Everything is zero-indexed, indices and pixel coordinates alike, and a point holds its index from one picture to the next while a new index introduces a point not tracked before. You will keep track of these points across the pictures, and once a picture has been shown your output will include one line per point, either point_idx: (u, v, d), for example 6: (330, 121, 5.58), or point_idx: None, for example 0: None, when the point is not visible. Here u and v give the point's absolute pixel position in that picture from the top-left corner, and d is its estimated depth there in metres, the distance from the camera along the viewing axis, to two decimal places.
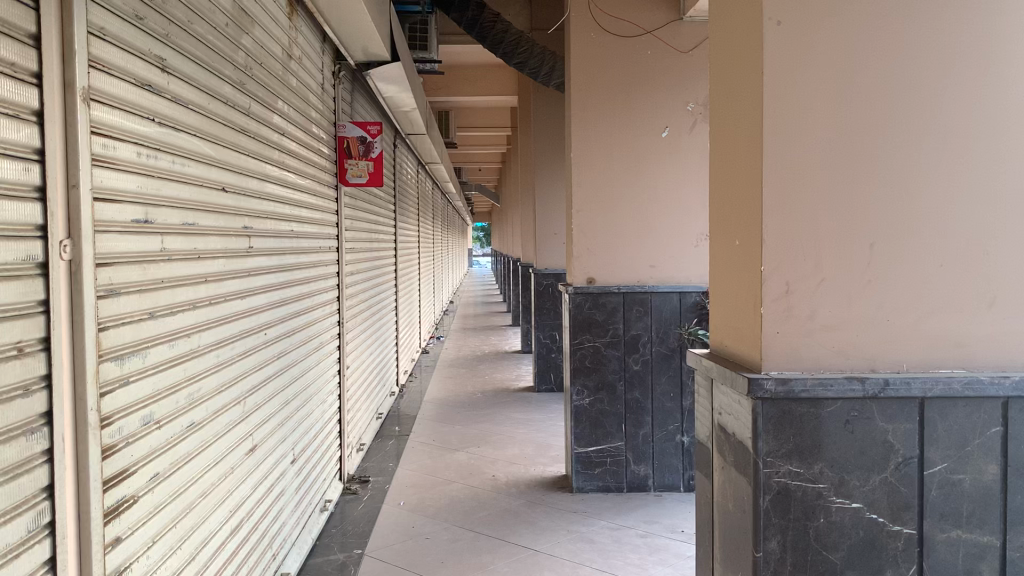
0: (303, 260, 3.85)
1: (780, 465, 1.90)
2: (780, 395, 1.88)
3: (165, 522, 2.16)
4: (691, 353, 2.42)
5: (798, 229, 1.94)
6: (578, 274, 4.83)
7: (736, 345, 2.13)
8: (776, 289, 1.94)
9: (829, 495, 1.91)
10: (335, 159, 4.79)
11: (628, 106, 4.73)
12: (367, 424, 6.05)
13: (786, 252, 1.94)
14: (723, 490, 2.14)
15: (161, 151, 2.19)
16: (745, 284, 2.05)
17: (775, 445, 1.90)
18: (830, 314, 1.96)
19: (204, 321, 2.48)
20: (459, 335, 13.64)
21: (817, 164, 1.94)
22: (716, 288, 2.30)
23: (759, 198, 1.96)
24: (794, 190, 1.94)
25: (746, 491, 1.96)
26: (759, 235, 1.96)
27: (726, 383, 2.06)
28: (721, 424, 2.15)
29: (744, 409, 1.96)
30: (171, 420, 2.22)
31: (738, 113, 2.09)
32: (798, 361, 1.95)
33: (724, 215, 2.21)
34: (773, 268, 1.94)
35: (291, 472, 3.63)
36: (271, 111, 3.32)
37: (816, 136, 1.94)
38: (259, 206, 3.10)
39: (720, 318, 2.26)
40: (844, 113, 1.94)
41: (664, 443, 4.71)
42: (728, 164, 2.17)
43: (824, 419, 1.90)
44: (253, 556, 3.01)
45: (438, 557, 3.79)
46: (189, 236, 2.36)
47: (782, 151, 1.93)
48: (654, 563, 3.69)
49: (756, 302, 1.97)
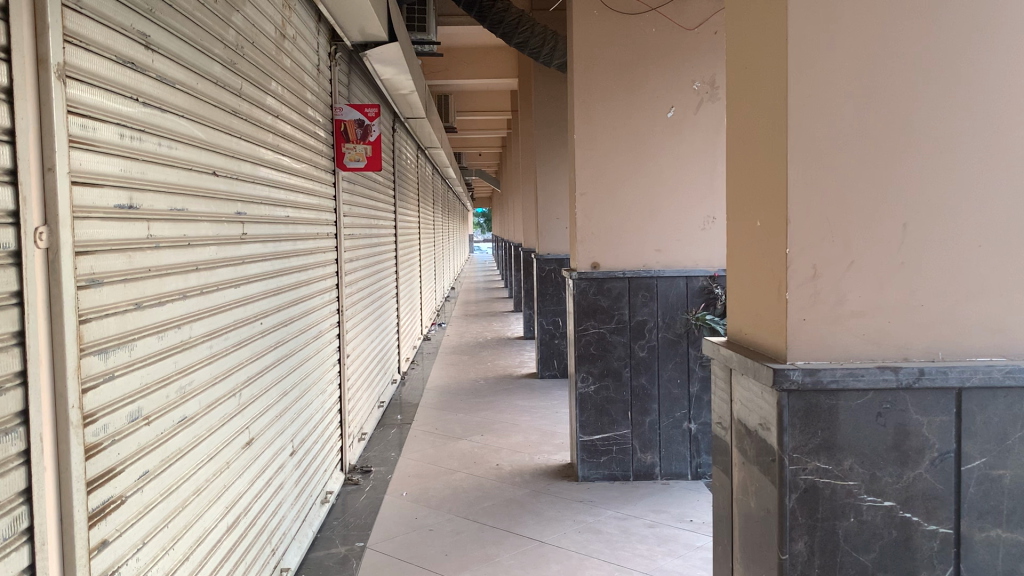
0: (300, 246, 3.74)
1: (807, 462, 1.81)
2: (807, 386, 1.79)
3: (156, 522, 2.07)
4: (707, 341, 2.32)
5: (824, 209, 1.84)
6: (582, 259, 4.69)
7: (757, 333, 2.03)
8: (802, 274, 1.84)
9: (860, 493, 1.81)
10: (332, 143, 4.68)
11: (633, 86, 4.61)
12: (368, 412, 5.96)
13: (811, 235, 1.84)
14: (743, 485, 2.05)
15: (147, 133, 2.08)
16: (767, 268, 1.95)
17: (801, 440, 1.80)
18: (859, 299, 1.86)
19: (195, 311, 2.38)
20: (459, 322, 13.52)
21: (841, 139, 1.83)
22: (734, 273, 2.20)
23: (783, 177, 1.85)
24: (820, 167, 1.83)
25: (770, 490, 1.87)
26: (783, 216, 1.86)
27: (748, 374, 1.95)
28: (741, 418, 2.05)
29: (768, 402, 1.86)
30: (161, 415, 2.12)
31: (760, 87, 1.98)
32: (825, 349, 1.85)
33: (743, 196, 2.10)
34: (798, 251, 1.84)
35: (290, 465, 3.53)
36: (264, 92, 3.21)
37: (842, 110, 1.83)
38: (252, 190, 2.98)
39: (739, 305, 2.16)
40: (871, 85, 1.83)
41: (671, 431, 4.62)
42: (748, 141, 2.06)
43: (854, 412, 1.80)
44: (251, 554, 2.91)
45: (443, 550, 3.70)
46: (178, 222, 2.26)
47: (807, 126, 1.82)
48: (663, 554, 3.59)
49: (780, 288, 1.87)
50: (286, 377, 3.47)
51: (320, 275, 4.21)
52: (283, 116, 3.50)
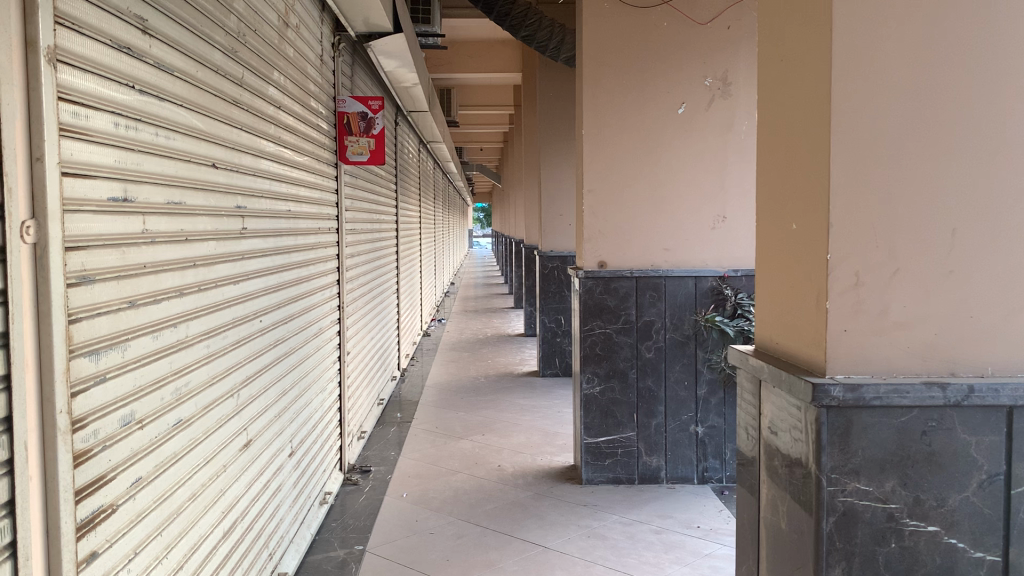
0: (301, 242, 3.64)
1: (846, 483, 1.72)
2: (848, 403, 1.70)
3: (149, 531, 1.97)
4: (734, 349, 2.24)
5: (864, 212, 1.75)
6: (588, 257, 4.60)
7: (792, 343, 1.94)
8: (843, 282, 1.75)
9: (902, 517, 1.73)
10: (334, 136, 4.58)
11: (644, 81, 4.50)
12: (367, 411, 5.86)
13: (854, 240, 1.75)
14: (772, 503, 1.96)
15: (143, 122, 1.98)
16: (805, 275, 1.85)
17: (840, 459, 1.72)
18: (904, 309, 1.77)
19: (192, 309, 2.28)
20: (459, 318, 13.43)
21: (884, 139, 1.74)
22: (766, 278, 2.11)
23: (825, 178, 1.76)
24: (864, 167, 1.74)
25: (805, 511, 1.78)
26: (824, 219, 1.77)
27: (782, 389, 1.87)
28: (772, 433, 1.96)
29: (804, 418, 1.78)
30: (155, 418, 2.02)
31: (799, 82, 1.88)
32: (865, 361, 1.76)
33: (777, 198, 2.00)
34: (840, 256, 1.75)
35: (288, 465, 3.44)
36: (266, 82, 3.11)
37: (888, 108, 1.74)
38: (253, 184, 2.89)
39: (770, 313, 2.07)
40: (917, 81, 1.74)
41: (677, 434, 4.54)
42: (784, 139, 1.96)
43: (899, 430, 1.71)
44: (247, 558, 2.82)
45: (444, 554, 3.61)
46: (175, 215, 2.15)
47: (851, 124, 1.73)
48: (670, 562, 3.50)
49: (820, 297, 1.78)
50: (286, 375, 3.37)
51: (321, 271, 4.11)
52: (285, 107, 3.40)
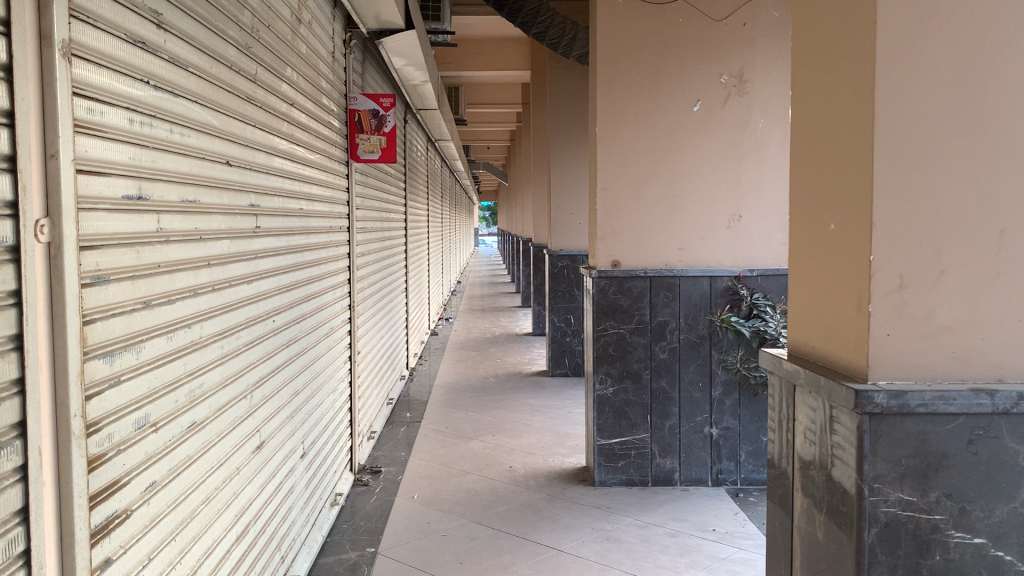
0: (313, 240, 3.60)
1: (889, 493, 1.68)
2: (892, 410, 1.65)
3: (163, 536, 1.93)
4: (771, 353, 2.22)
5: (908, 211, 1.70)
6: (602, 257, 4.55)
7: (829, 347, 1.90)
8: (887, 284, 1.70)
9: (947, 528, 1.68)
10: (346, 134, 4.54)
11: (658, 79, 4.45)
12: (376, 410, 5.83)
13: (898, 241, 1.70)
14: (810, 513, 1.93)
15: (158, 118, 1.94)
16: (845, 277, 1.81)
17: (883, 469, 1.68)
18: (950, 312, 1.72)
19: (207, 310, 2.24)
20: (465, 317, 13.38)
21: (928, 136, 1.69)
22: (801, 280, 2.06)
23: (868, 176, 1.71)
24: (910, 166, 1.69)
25: (845, 521, 1.75)
26: (866, 220, 1.72)
27: (822, 394, 1.83)
28: (810, 439, 1.92)
29: (845, 425, 1.74)
30: (170, 421, 1.98)
31: (839, 79, 1.84)
32: (908, 365, 1.71)
33: (815, 197, 1.96)
34: (884, 258, 1.70)
35: (300, 467, 3.40)
36: (279, 79, 3.07)
37: (935, 105, 1.69)
38: (266, 182, 2.85)
39: (806, 316, 2.02)
40: (965, 77, 1.69)
41: (691, 436, 4.49)
42: (822, 138, 1.92)
43: (945, 438, 1.67)
44: (260, 561, 2.78)
45: (457, 557, 3.57)
46: (189, 214, 2.11)
47: (896, 121, 1.68)
48: (687, 566, 3.46)
49: (862, 299, 1.73)
50: (298, 375, 3.33)
51: (332, 269, 4.07)
52: (298, 105, 3.35)
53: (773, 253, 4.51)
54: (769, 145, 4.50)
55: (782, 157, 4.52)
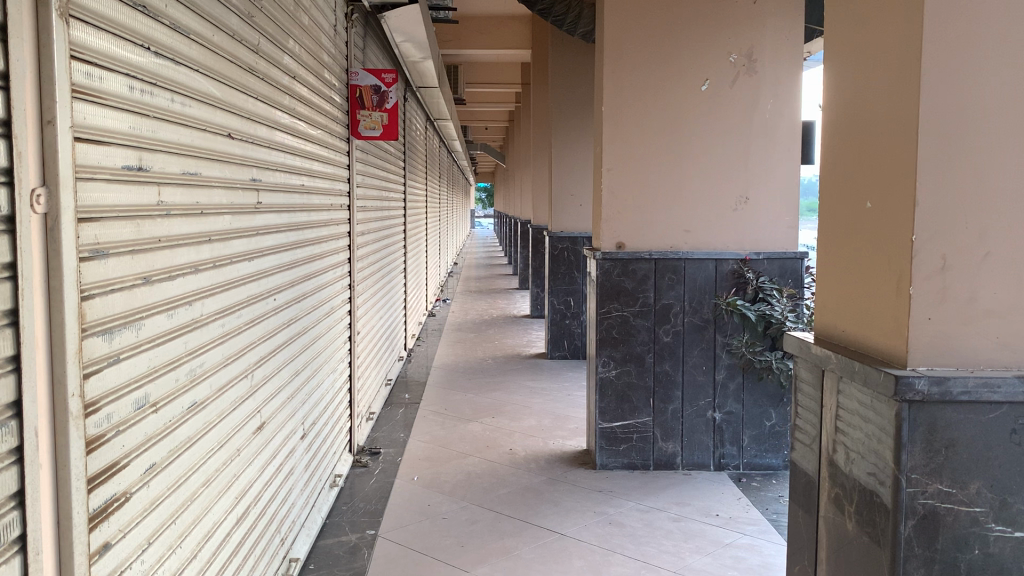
0: (314, 218, 3.52)
1: (927, 484, 1.64)
2: (933, 397, 1.61)
3: (163, 519, 1.87)
4: (797, 337, 2.18)
5: (950, 190, 1.66)
6: (606, 238, 4.49)
7: (863, 331, 1.86)
8: (930, 264, 1.66)
9: (988, 521, 1.65)
10: (347, 110, 4.45)
11: (667, 57, 4.37)
12: (375, 391, 5.77)
13: (942, 220, 1.66)
14: (840, 501, 1.90)
15: (158, 86, 1.86)
16: (884, 259, 1.77)
17: (922, 459, 1.64)
18: (993, 296, 1.69)
19: (208, 287, 2.17)
20: (462, 299, 13.30)
21: (972, 113, 1.65)
22: (834, 262, 2.03)
23: (911, 155, 1.67)
24: (954, 145, 1.65)
25: (880, 513, 1.71)
26: (909, 199, 1.68)
27: (856, 381, 1.79)
28: (843, 426, 1.88)
29: (883, 414, 1.69)
30: (170, 401, 1.92)
31: (881, 55, 1.79)
32: (950, 349, 1.67)
33: (852, 177, 1.92)
34: (928, 238, 1.66)
35: (300, 448, 3.35)
36: (281, 50, 2.98)
37: (982, 82, 1.65)
38: (268, 157, 2.77)
39: (839, 299, 1.99)
40: (1013, 54, 1.65)
41: (694, 420, 4.45)
42: (861, 115, 1.87)
43: (987, 427, 1.64)
44: (260, 544, 2.73)
45: (458, 540, 3.52)
46: (190, 187, 2.04)
47: (942, 98, 1.64)
48: (691, 552, 3.41)
49: (901, 281, 1.69)
50: (298, 355, 3.27)
51: (333, 247, 3.99)
52: (300, 78, 3.27)
53: (780, 235, 4.45)
54: (778, 126, 4.44)
55: (791, 138, 4.45)
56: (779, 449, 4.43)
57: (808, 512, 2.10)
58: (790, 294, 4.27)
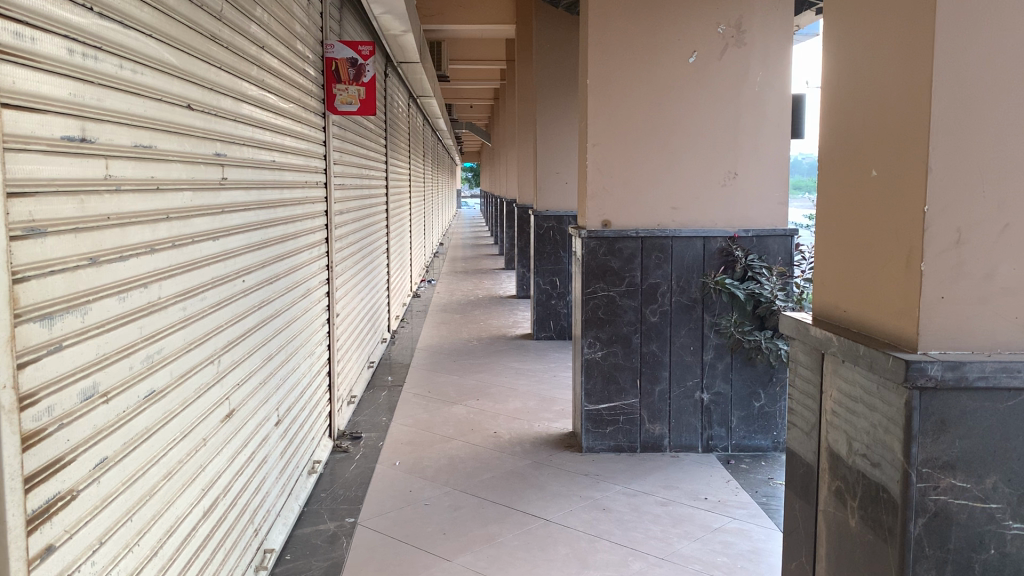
0: (287, 196, 3.37)
1: (939, 479, 1.54)
2: (947, 383, 1.51)
3: (117, 517, 1.75)
4: (795, 318, 2.08)
5: (968, 158, 1.54)
6: (592, 216, 4.36)
7: (869, 311, 1.75)
8: (944, 239, 1.55)
9: (1005, 519, 1.55)
10: (322, 83, 4.29)
11: (654, 28, 4.23)
12: (356, 373, 5.65)
13: (958, 190, 1.55)
14: (842, 495, 1.80)
15: (104, 51, 1.72)
16: (892, 234, 1.66)
17: (933, 451, 1.54)
18: (1012, 273, 1.58)
19: (167, 267, 2.04)
20: (448, 279, 13.16)
21: (990, 75, 1.54)
22: (837, 238, 1.91)
23: (923, 121, 1.55)
24: (970, 109, 1.54)
25: (887, 509, 1.61)
26: (921, 168, 1.56)
27: (861, 366, 1.69)
28: (845, 415, 1.78)
29: (891, 403, 1.59)
30: (123, 390, 1.79)
31: (890, 16, 1.67)
32: (964, 329, 1.57)
33: (859, 148, 1.80)
34: (941, 209, 1.55)
35: (275, 435, 3.23)
36: (248, 19, 2.83)
37: (1000, 42, 1.53)
38: (234, 131, 2.62)
39: (841, 277, 1.88)
40: None
41: (682, 401, 4.35)
42: (869, 80, 1.75)
43: (1005, 416, 1.53)
44: (231, 536, 2.62)
45: (440, 527, 3.42)
46: (143, 161, 1.89)
47: (957, 56, 1.52)
48: (679, 537, 3.32)
49: (912, 257, 1.58)
50: (271, 339, 3.13)
51: (308, 227, 3.85)
52: (269, 48, 3.11)
53: (770, 212, 4.35)
54: (768, 99, 4.32)
55: (781, 111, 4.34)
56: (768, 430, 4.35)
57: (805, 503, 2.01)
58: (780, 272, 4.19)
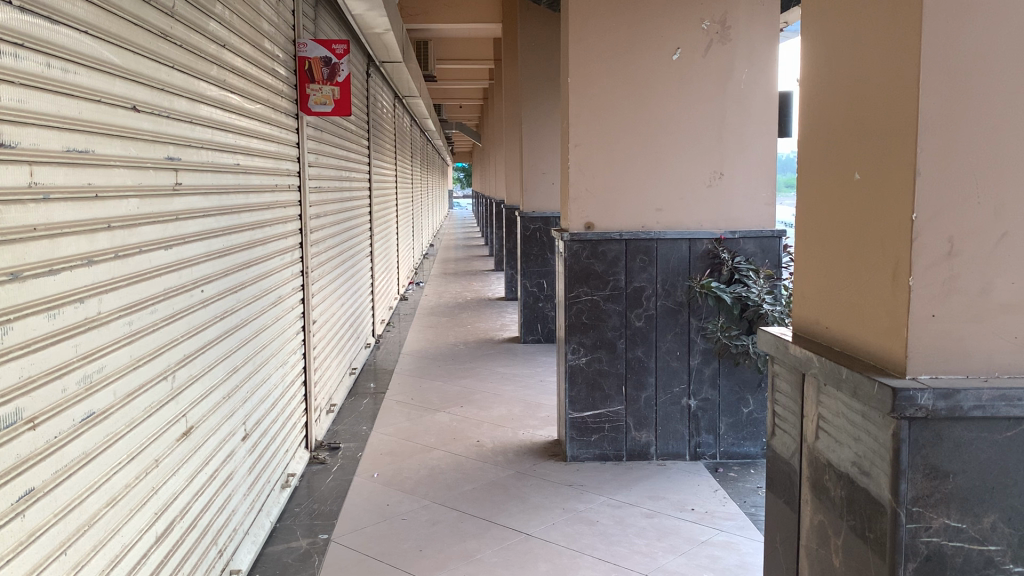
0: (253, 201, 3.24)
1: (932, 518, 1.43)
2: (939, 413, 1.39)
3: (47, 552, 1.62)
4: (777, 333, 1.97)
5: (960, 162, 1.43)
6: (574, 219, 4.24)
7: (854, 328, 1.63)
8: (935, 250, 1.44)
9: (1004, 562, 1.44)
10: (296, 84, 4.17)
11: (636, 25, 4.11)
12: (337, 380, 5.52)
13: (948, 196, 1.43)
14: (828, 530, 1.68)
15: (27, 48, 1.58)
16: (876, 245, 1.54)
17: (925, 489, 1.42)
18: (1010, 288, 1.46)
19: (108, 280, 1.90)
20: (436, 281, 13.04)
21: (980, 69, 1.42)
22: (820, 249, 1.80)
23: (910, 121, 1.43)
24: (960, 107, 1.42)
25: (875, 549, 1.49)
26: (909, 172, 1.44)
27: (845, 392, 1.57)
28: (831, 443, 1.67)
29: (878, 433, 1.47)
30: (55, 415, 1.66)
31: (875, 8, 1.55)
32: (956, 348, 1.46)
33: (841, 151, 1.68)
34: (931, 217, 1.43)
35: (242, 450, 3.10)
36: (207, 15, 2.70)
37: (991, 35, 1.41)
38: (190, 133, 2.49)
39: (823, 290, 1.77)
40: None
41: (668, 408, 4.24)
42: (852, 79, 1.63)
43: (1005, 447, 1.42)
44: (190, 560, 2.49)
45: (416, 544, 3.29)
46: (79, 167, 1.77)
47: (946, 49, 1.40)
48: (664, 552, 3.20)
49: (899, 269, 1.47)
50: (236, 350, 3.00)
51: (279, 232, 3.71)
52: (231, 47, 2.98)
53: (757, 213, 4.24)
54: (752, 96, 4.21)
55: (766, 111, 4.24)
56: (757, 437, 4.24)
57: (789, 531, 1.90)
58: (768, 275, 4.04)
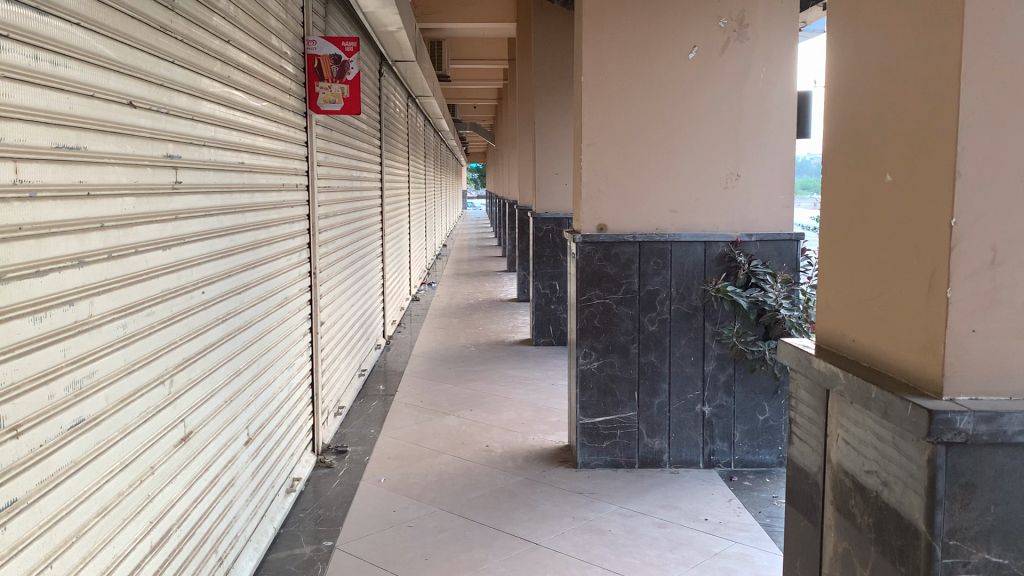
0: (259, 199, 3.17)
1: (972, 553, 1.34)
2: (981, 439, 1.30)
3: (31, 565, 1.55)
4: (799, 345, 1.87)
5: (1003, 164, 1.34)
6: (587, 220, 4.15)
7: (885, 340, 1.54)
8: (976, 259, 1.35)
9: None
10: (305, 81, 4.11)
11: (652, 22, 4.03)
12: (346, 382, 5.46)
13: (991, 202, 1.34)
14: (853, 556, 1.60)
15: (13, 38, 1.51)
16: (910, 253, 1.46)
17: (963, 520, 1.34)
18: None
19: (99, 281, 1.83)
20: (449, 281, 12.99)
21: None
22: (846, 256, 1.71)
23: (950, 121, 1.34)
24: (1003, 107, 1.33)
25: None
26: (948, 176, 1.35)
27: (876, 412, 1.48)
28: (858, 465, 1.58)
29: (911, 459, 1.38)
30: (41, 422, 1.59)
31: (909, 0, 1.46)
32: (998, 365, 1.37)
33: (872, 153, 1.59)
34: (972, 223, 1.34)
35: (244, 454, 3.03)
36: (210, 11, 2.63)
37: None
38: (191, 131, 2.43)
39: (851, 299, 1.68)
40: None
41: (682, 414, 4.14)
42: (884, 75, 1.54)
43: None
44: (188, 570, 2.42)
45: (422, 552, 3.21)
46: (69, 164, 1.70)
47: (987, 44, 1.31)
48: (675, 563, 3.11)
49: (936, 280, 1.38)
50: (239, 352, 2.93)
51: (286, 232, 3.65)
52: (237, 43, 2.92)
53: (775, 216, 4.14)
54: (771, 96, 4.11)
55: (785, 111, 4.13)
56: (773, 445, 4.14)
57: (810, 553, 1.81)
58: (785, 280, 3.95)
